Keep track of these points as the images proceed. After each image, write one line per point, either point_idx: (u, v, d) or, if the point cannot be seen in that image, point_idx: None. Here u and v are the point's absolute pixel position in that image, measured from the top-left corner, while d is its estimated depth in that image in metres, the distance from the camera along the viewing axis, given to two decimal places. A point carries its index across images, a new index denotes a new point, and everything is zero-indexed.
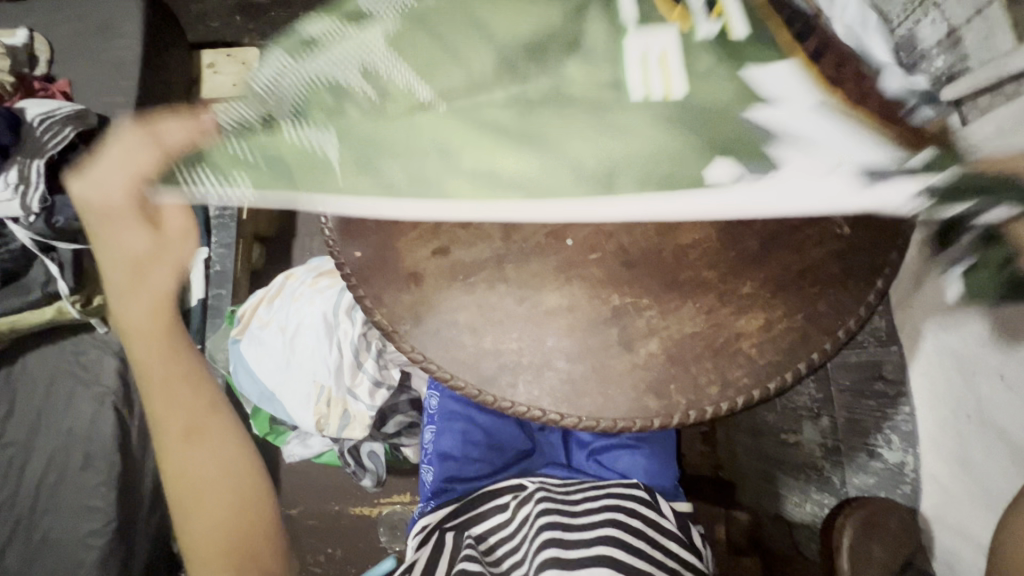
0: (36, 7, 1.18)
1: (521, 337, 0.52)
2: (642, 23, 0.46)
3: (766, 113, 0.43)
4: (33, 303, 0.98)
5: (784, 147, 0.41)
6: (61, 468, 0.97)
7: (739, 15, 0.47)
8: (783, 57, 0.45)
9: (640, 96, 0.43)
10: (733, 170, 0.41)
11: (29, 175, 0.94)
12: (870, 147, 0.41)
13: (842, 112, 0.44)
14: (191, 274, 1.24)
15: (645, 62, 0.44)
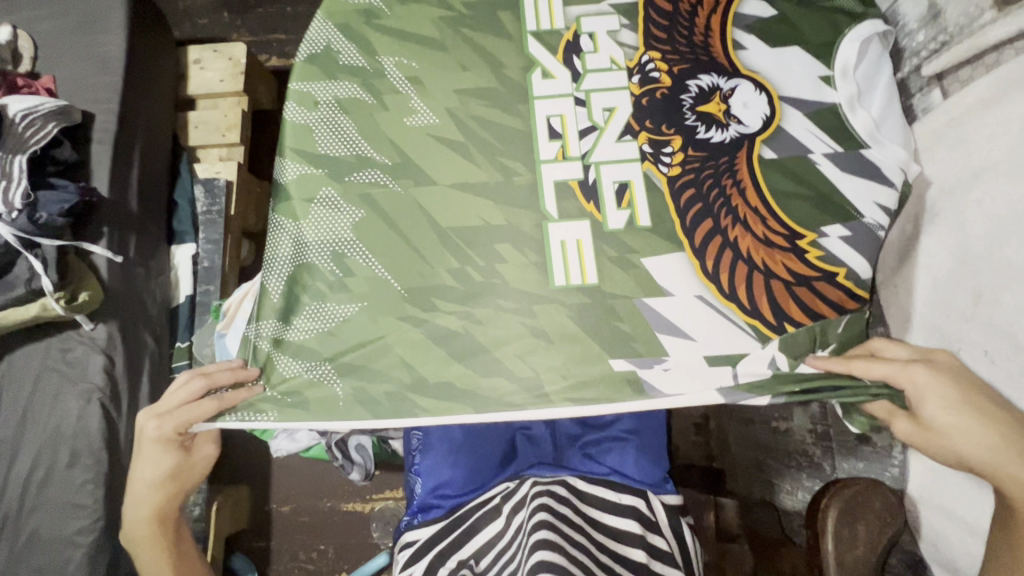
0: (19, 5, 1.17)
1: (495, 316, 0.52)
2: (562, 217, 0.54)
3: (662, 303, 0.52)
4: (16, 300, 0.95)
5: (670, 340, 0.52)
6: (48, 466, 0.96)
7: (645, 205, 0.53)
8: (673, 250, 0.53)
9: (562, 282, 0.53)
10: (632, 365, 0.52)
11: (11, 171, 0.94)
12: (738, 340, 0.52)
13: (728, 300, 0.52)
14: (179, 270, 1.23)
15: (564, 252, 0.53)
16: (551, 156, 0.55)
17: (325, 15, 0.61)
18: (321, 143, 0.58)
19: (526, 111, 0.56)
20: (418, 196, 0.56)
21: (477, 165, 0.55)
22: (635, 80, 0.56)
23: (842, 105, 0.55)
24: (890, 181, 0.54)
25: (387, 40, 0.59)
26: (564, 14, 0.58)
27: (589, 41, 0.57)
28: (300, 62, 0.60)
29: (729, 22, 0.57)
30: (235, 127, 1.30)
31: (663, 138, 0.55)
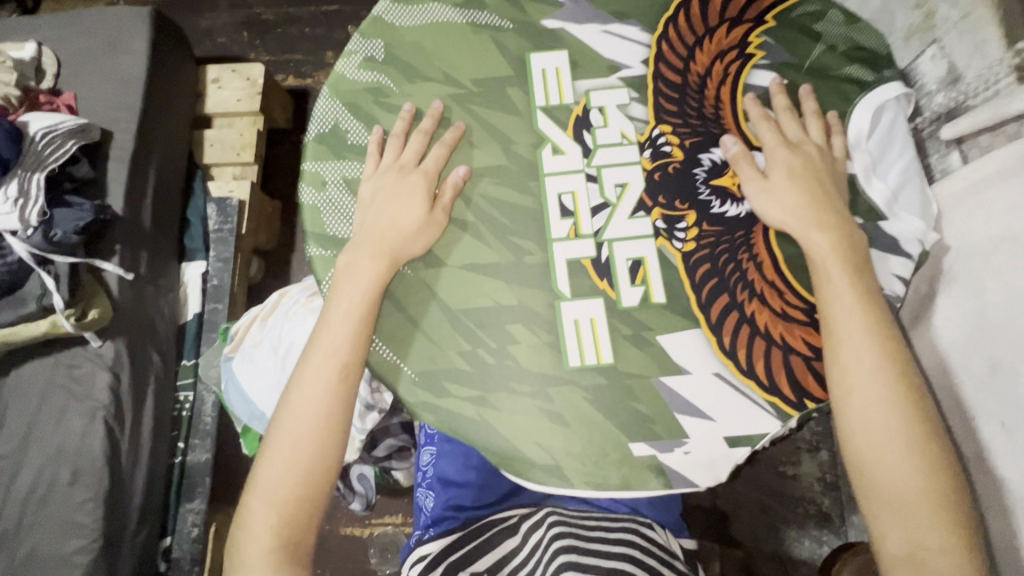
0: (47, 23, 1.20)
1: (511, 391, 0.51)
2: (576, 295, 0.53)
3: (681, 382, 0.50)
4: (27, 317, 0.95)
5: (691, 422, 0.50)
6: (48, 484, 0.95)
7: (660, 282, 0.52)
8: (690, 327, 0.51)
9: (577, 362, 0.51)
10: (652, 449, 0.49)
11: (30, 188, 0.94)
12: (760, 421, 0.49)
13: (748, 378, 0.50)
14: (188, 288, 1.23)
15: (578, 331, 0.52)
16: (564, 234, 0.54)
17: (330, 91, 0.59)
18: (329, 224, 0.56)
19: (536, 183, 0.55)
20: (427, 270, 0.54)
21: (494, 211, 0.55)
22: (646, 154, 0.56)
23: (857, 176, 0.55)
24: (909, 254, 0.53)
25: (393, 111, 0.58)
26: (573, 87, 0.58)
27: (599, 116, 0.57)
28: (308, 141, 0.58)
29: (739, 94, 0.57)
30: (250, 146, 1.31)
31: (677, 213, 0.54)
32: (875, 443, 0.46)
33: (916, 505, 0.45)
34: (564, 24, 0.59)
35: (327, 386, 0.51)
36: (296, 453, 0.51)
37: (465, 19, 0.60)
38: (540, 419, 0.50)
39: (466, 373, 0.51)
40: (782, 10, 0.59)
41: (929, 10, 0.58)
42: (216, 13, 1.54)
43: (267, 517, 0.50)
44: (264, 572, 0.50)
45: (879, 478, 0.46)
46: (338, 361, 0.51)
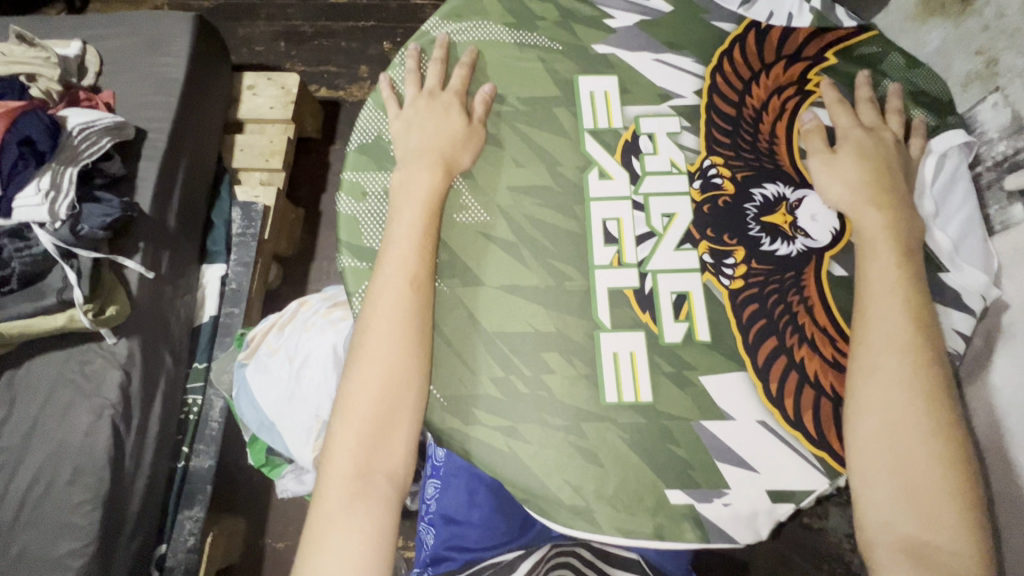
0: (94, 23, 1.22)
1: (541, 425, 0.49)
2: (616, 326, 0.51)
3: (722, 427, 0.48)
4: (45, 310, 0.94)
5: (733, 471, 0.47)
6: (49, 480, 0.93)
7: (705, 319, 0.51)
8: (735, 369, 0.50)
9: (614, 400, 0.49)
10: (690, 498, 0.47)
11: (62, 182, 0.95)
12: (807, 477, 0.47)
13: (795, 428, 0.48)
14: (206, 290, 1.22)
15: (617, 365, 0.50)
16: (606, 262, 0.52)
17: (377, 104, 0.59)
18: (367, 235, 0.55)
19: (581, 207, 0.54)
20: (466, 295, 0.52)
21: (533, 235, 0.53)
22: (696, 186, 0.54)
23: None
24: (970, 309, 0.51)
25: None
26: (623, 113, 0.56)
27: (648, 143, 0.56)
28: (350, 152, 0.58)
29: (795, 129, 0.55)
30: (279, 153, 1.32)
31: (725, 248, 0.52)
32: (890, 416, 0.44)
33: (925, 490, 0.43)
34: (615, 50, 0.58)
35: (404, 300, 0.49)
36: (374, 372, 0.48)
37: (514, 38, 0.59)
38: (571, 455, 0.48)
39: (498, 402, 0.49)
40: (841, 48, 0.58)
41: (992, 57, 0.56)
42: (256, 23, 1.57)
43: (345, 440, 0.47)
44: (345, 500, 0.46)
45: (892, 454, 0.44)
46: (407, 273, 0.50)
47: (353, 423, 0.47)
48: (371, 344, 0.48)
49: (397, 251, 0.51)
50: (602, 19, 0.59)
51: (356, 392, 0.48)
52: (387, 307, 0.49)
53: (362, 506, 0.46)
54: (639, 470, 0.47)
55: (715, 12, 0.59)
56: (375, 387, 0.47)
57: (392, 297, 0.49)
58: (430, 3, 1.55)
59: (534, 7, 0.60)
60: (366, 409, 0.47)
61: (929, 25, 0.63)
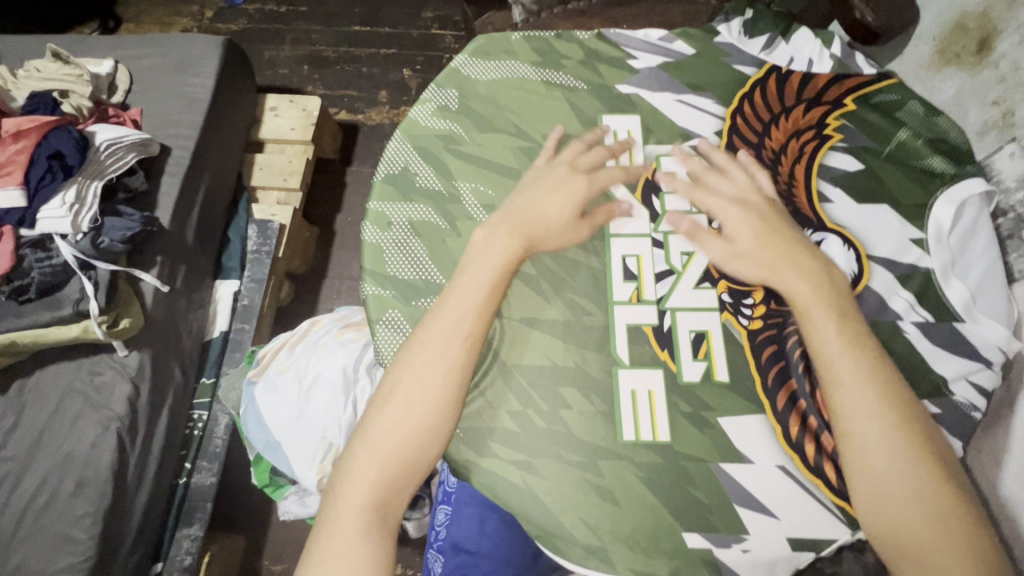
0: (127, 43, 1.26)
1: (556, 460, 0.49)
2: (634, 363, 0.51)
3: (740, 469, 0.48)
4: (62, 320, 0.95)
5: (752, 517, 0.47)
6: (50, 492, 0.93)
7: (724, 359, 0.51)
8: (753, 412, 0.50)
9: (631, 438, 0.49)
10: (707, 542, 0.47)
11: (87, 196, 0.97)
12: (828, 526, 0.47)
13: (815, 475, 0.48)
14: (219, 305, 1.23)
15: (634, 403, 0.50)
16: (626, 297, 0.53)
17: (403, 137, 0.61)
18: (390, 264, 0.56)
19: (601, 243, 0.55)
20: (485, 327, 0.52)
21: (553, 269, 0.54)
22: (715, 225, 0.55)
23: (936, 271, 0.53)
24: (988, 360, 0.51)
25: (465, 162, 0.58)
26: (644, 152, 0.58)
27: (668, 181, 0.57)
28: (376, 182, 0.59)
29: (815, 173, 0.56)
30: (297, 173, 1.35)
31: (744, 288, 0.53)
32: (875, 476, 0.44)
33: (927, 544, 0.42)
34: (638, 90, 0.60)
35: (457, 354, 0.48)
36: (416, 413, 0.47)
37: (539, 76, 0.61)
38: (587, 493, 0.48)
39: (513, 435, 0.49)
40: (861, 94, 0.59)
41: (1008, 108, 0.57)
42: (281, 46, 1.62)
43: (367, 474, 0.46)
44: (362, 533, 0.45)
45: (901, 515, 0.43)
46: (464, 330, 0.49)
47: (379, 452, 0.47)
48: (411, 385, 0.48)
49: (462, 303, 0.50)
50: (626, 60, 0.61)
51: (389, 423, 0.47)
52: (443, 356, 0.48)
53: (370, 533, 0.45)
54: (654, 512, 0.47)
55: (737, 56, 0.61)
56: (411, 427, 0.47)
57: (451, 347, 0.48)
58: (449, 33, 1.59)
59: (559, 47, 0.62)
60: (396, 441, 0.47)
61: (944, 74, 0.65)
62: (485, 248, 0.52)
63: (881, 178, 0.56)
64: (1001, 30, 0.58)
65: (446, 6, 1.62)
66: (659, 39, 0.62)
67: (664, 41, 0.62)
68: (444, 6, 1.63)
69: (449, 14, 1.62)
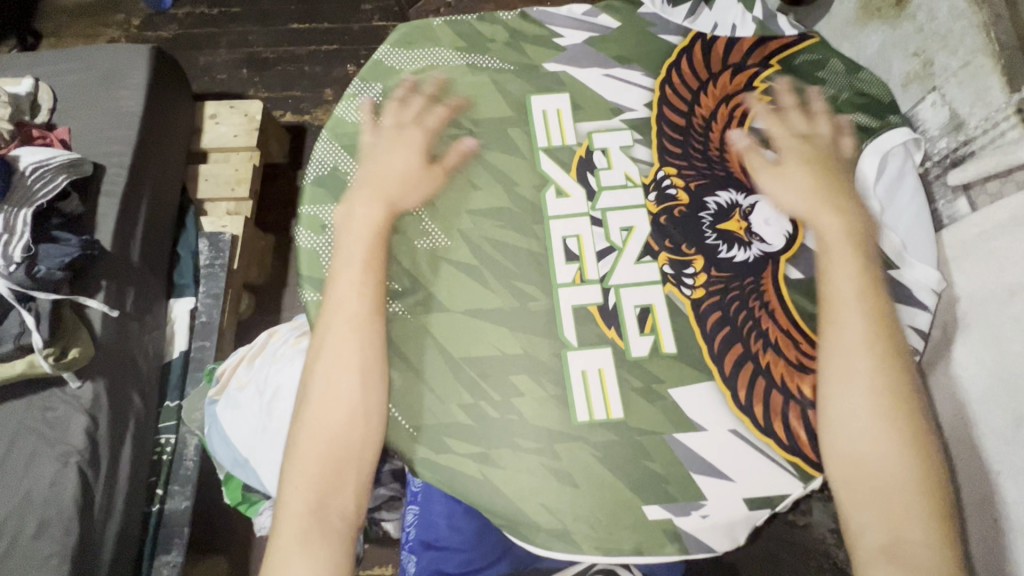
0: (45, 60, 1.19)
1: (514, 448, 0.49)
2: (582, 344, 0.51)
3: (694, 438, 0.49)
4: (2, 356, 0.90)
5: (708, 482, 0.48)
6: (11, 537, 0.87)
7: (670, 330, 0.51)
8: (704, 378, 0.50)
9: (585, 419, 0.49)
10: (667, 512, 0.47)
11: (16, 225, 0.91)
12: (781, 481, 0.48)
13: (766, 435, 0.49)
14: (175, 325, 1.19)
15: (586, 383, 0.50)
16: (569, 279, 0.53)
17: (330, 136, 0.59)
18: (327, 268, 0.54)
19: (541, 226, 0.54)
20: (430, 321, 0.52)
21: (492, 261, 0.53)
22: (651, 198, 0.55)
23: (864, 223, 0.54)
24: (924, 305, 0.52)
25: (393, 157, 0.57)
26: (576, 130, 0.57)
27: (603, 157, 0.56)
28: (305, 185, 0.57)
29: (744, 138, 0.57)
30: (245, 181, 1.30)
31: (685, 258, 0.53)
32: (858, 425, 0.45)
33: (896, 484, 0.44)
34: (565, 68, 0.59)
35: (353, 339, 0.49)
36: (331, 410, 0.47)
37: (465, 61, 0.60)
38: (548, 478, 0.48)
39: (467, 428, 0.49)
40: (785, 56, 0.60)
41: (927, 58, 0.58)
42: (216, 50, 1.56)
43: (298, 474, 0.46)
44: (297, 539, 0.45)
45: (858, 453, 0.45)
46: (354, 312, 0.49)
47: (306, 460, 0.46)
48: (320, 385, 0.48)
49: (337, 292, 0.50)
50: (551, 38, 0.60)
51: (309, 428, 0.47)
52: (342, 348, 0.48)
53: (319, 538, 0.45)
54: (613, 491, 0.47)
55: (661, 26, 0.60)
56: (336, 425, 0.47)
57: (347, 336, 0.49)
58: (390, 24, 1.55)
59: (484, 30, 0.61)
60: (322, 443, 0.47)
61: (868, 28, 0.66)
62: (359, 230, 0.52)
63: (808, 137, 0.57)
64: None
65: None
66: (584, 15, 0.61)
67: (589, 16, 0.61)
68: None
69: (389, 4, 1.57)
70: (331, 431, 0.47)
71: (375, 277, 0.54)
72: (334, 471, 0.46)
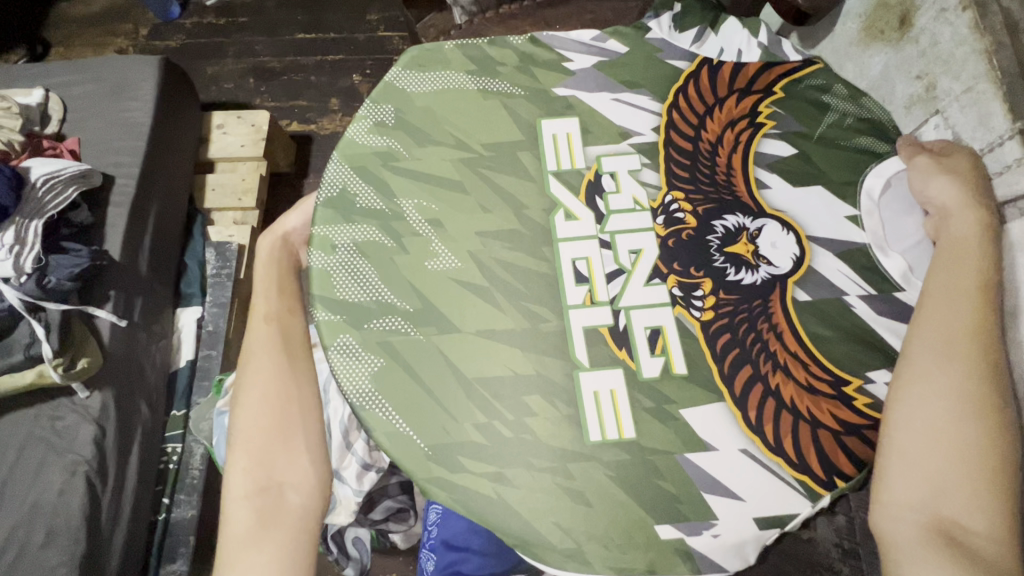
0: (55, 72, 1.21)
1: (527, 467, 0.49)
2: (594, 364, 0.52)
3: (706, 459, 0.49)
4: (13, 367, 0.91)
5: (719, 501, 0.48)
6: (18, 547, 0.87)
7: (680, 352, 0.52)
8: (713, 400, 0.51)
9: (598, 438, 0.50)
10: (680, 532, 0.48)
11: (27, 236, 0.92)
12: (792, 501, 0.48)
13: (775, 455, 0.49)
14: (182, 334, 1.20)
15: (598, 403, 0.51)
16: (580, 301, 0.53)
17: (340, 157, 0.59)
18: (340, 288, 0.55)
19: (551, 248, 0.55)
20: (441, 342, 0.53)
21: (502, 285, 0.54)
22: (660, 221, 0.56)
23: (872, 246, 0.55)
24: None
25: (403, 178, 0.58)
26: (585, 153, 0.58)
27: (611, 181, 0.57)
28: (317, 206, 0.58)
29: (751, 161, 0.58)
30: (252, 191, 1.31)
31: (693, 280, 0.54)
32: (936, 402, 0.46)
33: (963, 462, 0.45)
34: (575, 92, 0.60)
35: (275, 344, 0.60)
36: (266, 405, 0.57)
37: (476, 86, 0.61)
38: (561, 497, 0.48)
39: (480, 447, 0.50)
40: (790, 81, 0.61)
41: (930, 82, 0.59)
42: (223, 60, 1.57)
43: (242, 458, 0.55)
44: (254, 518, 0.53)
45: (929, 428, 0.46)
46: (274, 323, 0.62)
47: (247, 450, 0.55)
48: (255, 388, 0.58)
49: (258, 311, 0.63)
50: (561, 62, 0.61)
51: (250, 426, 0.56)
52: (264, 352, 0.60)
53: (275, 515, 0.53)
54: (627, 511, 0.48)
55: (669, 50, 0.61)
56: (270, 415, 0.57)
57: (269, 341, 0.61)
58: (395, 34, 1.56)
59: (494, 53, 0.62)
60: (260, 435, 0.56)
61: (871, 51, 0.66)
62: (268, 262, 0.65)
63: (814, 160, 0.58)
64: (919, 6, 0.60)
65: (391, 7, 1.59)
66: (592, 39, 0.62)
67: (598, 41, 0.62)
68: (389, 8, 1.60)
69: (395, 15, 1.59)
70: (269, 422, 0.56)
71: (384, 297, 0.54)
72: (274, 456, 0.55)
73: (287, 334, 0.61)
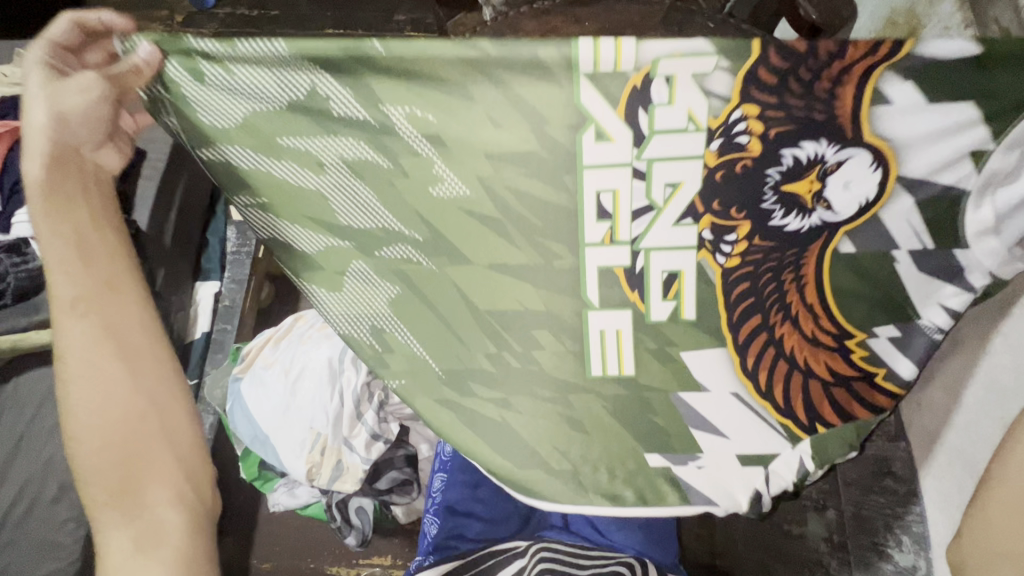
0: None
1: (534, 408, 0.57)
2: (605, 305, 0.56)
3: (696, 398, 0.57)
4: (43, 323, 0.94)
5: (704, 437, 0.57)
6: (33, 497, 0.90)
7: (692, 297, 0.55)
8: (716, 345, 0.56)
9: (599, 371, 0.57)
10: (666, 461, 0.57)
11: None
12: (770, 441, 0.57)
13: (764, 399, 0.56)
14: (199, 306, 1.22)
15: (603, 341, 0.56)
16: (598, 239, 0.54)
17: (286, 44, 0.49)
18: (341, 212, 0.55)
19: (573, 177, 0.52)
20: (454, 272, 0.56)
21: (516, 239, 0.54)
22: (715, 146, 0.51)
23: (972, 191, 0.51)
24: (971, 286, 0.54)
25: (387, 74, 0.51)
26: (636, 54, 0.48)
27: (663, 88, 0.49)
28: (281, 110, 0.52)
29: (876, 75, 0.49)
30: None
31: (729, 223, 0.53)
32: None
33: None
34: None
35: (104, 343, 0.55)
36: (112, 412, 0.55)
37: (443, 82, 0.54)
38: (563, 436, 0.57)
39: (492, 385, 0.58)
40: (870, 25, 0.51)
41: None
42: None
43: (100, 491, 0.54)
44: (129, 545, 0.54)
45: None
46: (102, 308, 0.55)
47: (108, 462, 0.54)
48: (95, 398, 0.54)
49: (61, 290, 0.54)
50: None
51: (99, 441, 0.54)
52: (88, 349, 0.54)
53: (155, 537, 0.55)
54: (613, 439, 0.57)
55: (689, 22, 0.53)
56: (119, 423, 0.55)
57: (102, 330, 0.55)
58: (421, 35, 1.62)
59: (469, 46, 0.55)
60: (117, 449, 0.55)
61: None
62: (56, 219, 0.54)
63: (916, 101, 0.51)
64: (925, 26, 0.67)
65: (420, 10, 1.65)
66: None
67: None
68: (417, 9, 1.65)
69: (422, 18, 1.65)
70: (128, 431, 0.55)
71: (395, 231, 0.56)
72: (132, 474, 0.55)
73: (115, 325, 0.56)
